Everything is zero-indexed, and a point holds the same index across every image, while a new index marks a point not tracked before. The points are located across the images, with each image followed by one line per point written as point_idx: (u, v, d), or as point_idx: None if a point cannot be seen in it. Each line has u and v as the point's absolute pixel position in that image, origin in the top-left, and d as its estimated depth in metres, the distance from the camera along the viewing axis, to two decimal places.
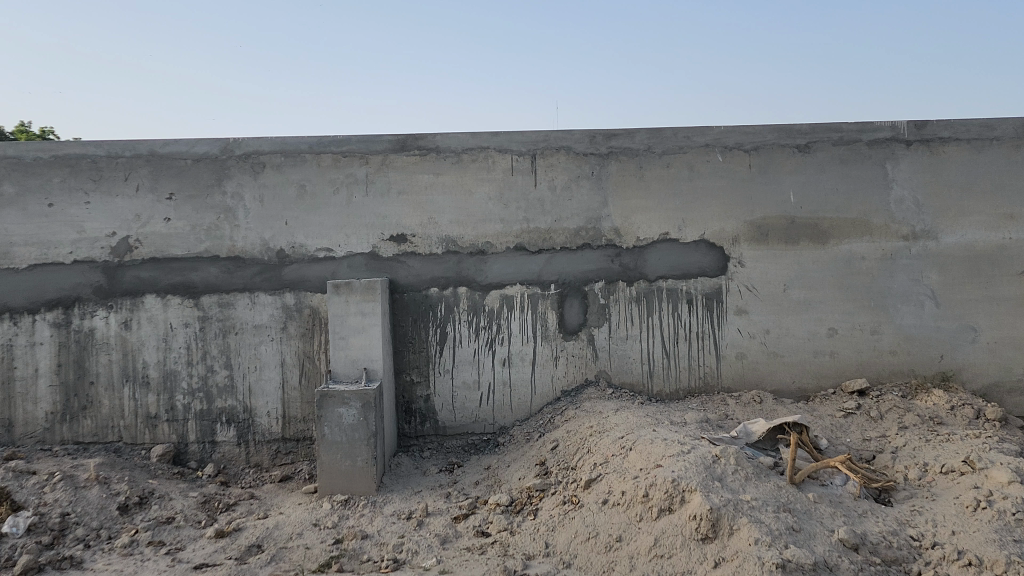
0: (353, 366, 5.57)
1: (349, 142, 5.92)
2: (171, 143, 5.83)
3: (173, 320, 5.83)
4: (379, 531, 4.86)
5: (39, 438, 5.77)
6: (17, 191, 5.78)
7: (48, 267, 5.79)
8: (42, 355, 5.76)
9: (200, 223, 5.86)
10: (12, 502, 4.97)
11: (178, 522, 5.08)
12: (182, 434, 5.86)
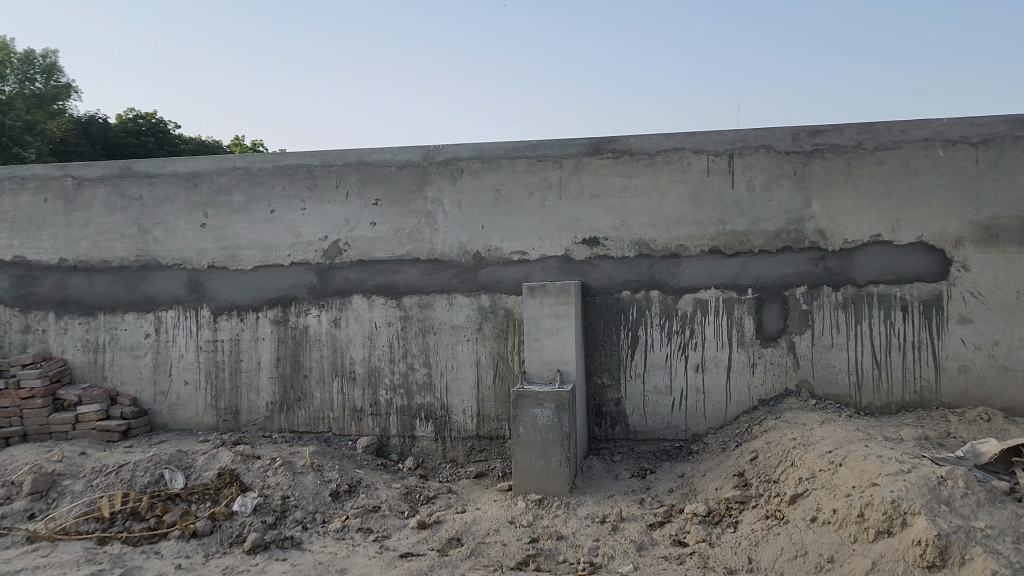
0: (546, 368, 5.62)
1: (543, 146, 5.98)
2: (378, 152, 6.16)
3: (378, 319, 6.15)
4: (574, 533, 4.88)
5: (261, 425, 6.28)
6: (244, 200, 6.31)
7: (270, 269, 6.28)
8: (264, 349, 6.26)
9: (403, 227, 6.15)
10: (241, 483, 5.44)
11: (383, 511, 5.34)
12: (385, 428, 6.17)
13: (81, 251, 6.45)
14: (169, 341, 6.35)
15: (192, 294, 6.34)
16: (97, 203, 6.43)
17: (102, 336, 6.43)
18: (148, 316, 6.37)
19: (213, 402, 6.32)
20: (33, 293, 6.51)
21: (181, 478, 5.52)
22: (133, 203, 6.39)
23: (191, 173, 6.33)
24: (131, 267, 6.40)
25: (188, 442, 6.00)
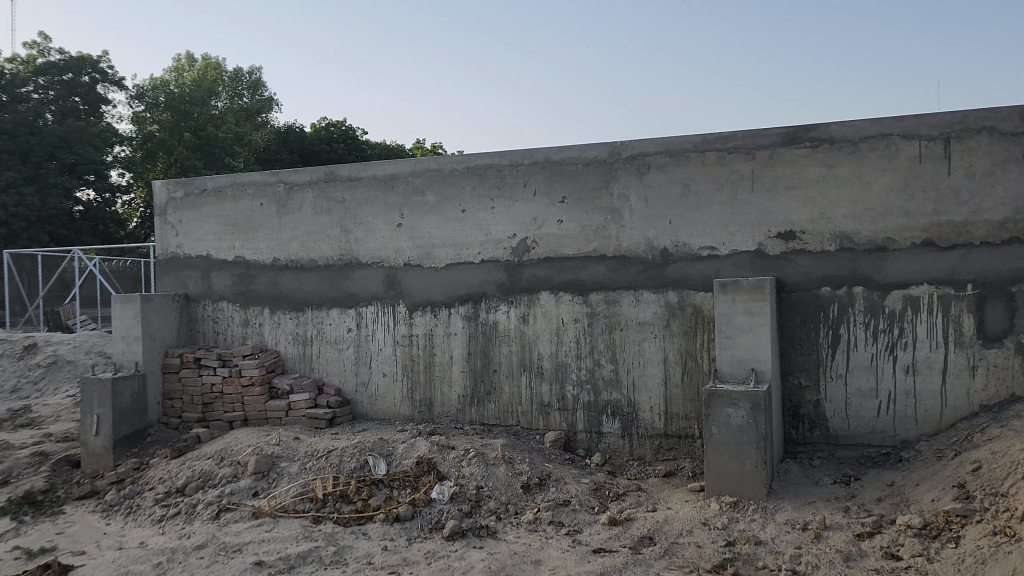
0: (740, 367, 5.43)
1: (735, 137, 5.76)
2: (565, 149, 6.18)
3: (565, 315, 6.18)
4: (773, 539, 4.69)
5: (453, 417, 6.50)
6: (436, 200, 6.53)
7: (460, 266, 6.47)
8: (456, 344, 6.48)
9: (589, 224, 6.12)
10: (437, 472, 5.67)
11: (574, 506, 5.37)
12: (572, 423, 6.18)
13: (292, 252, 6.96)
14: (369, 334, 6.71)
15: (390, 290, 6.67)
16: (306, 206, 6.92)
17: (310, 330, 6.90)
18: (350, 312, 6.77)
19: (409, 393, 6.61)
20: (252, 290, 7.11)
21: (383, 464, 5.83)
22: (338, 205, 6.81)
23: (388, 175, 6.65)
24: (335, 266, 6.83)
25: (387, 431, 6.32)
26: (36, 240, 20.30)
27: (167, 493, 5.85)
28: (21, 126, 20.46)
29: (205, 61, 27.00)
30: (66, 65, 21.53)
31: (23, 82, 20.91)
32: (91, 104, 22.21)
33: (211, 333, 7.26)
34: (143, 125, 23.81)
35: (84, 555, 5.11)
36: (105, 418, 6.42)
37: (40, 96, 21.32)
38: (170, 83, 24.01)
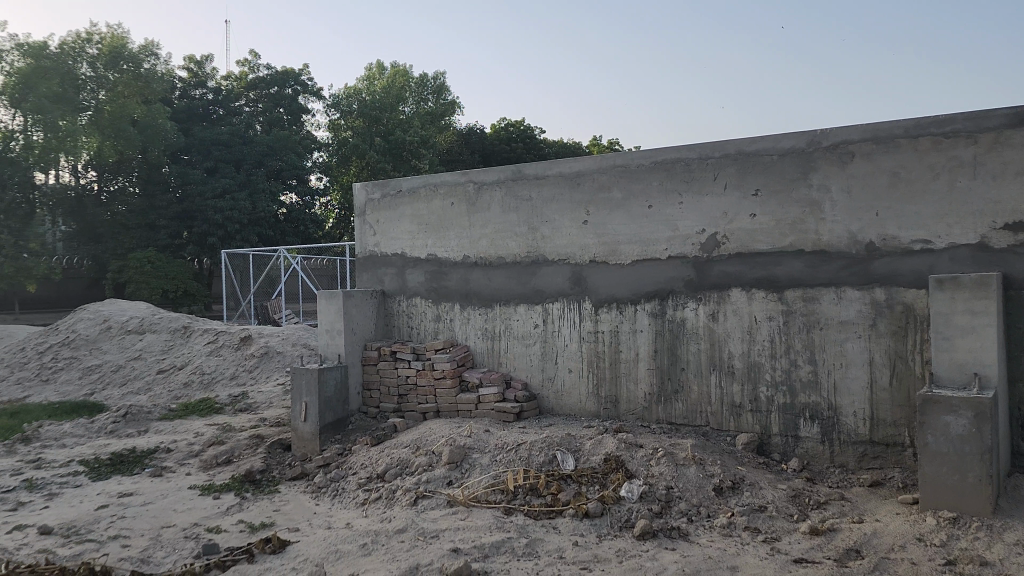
0: (960, 371, 4.97)
1: (954, 120, 5.25)
2: (759, 140, 5.91)
3: (758, 313, 5.89)
4: (1001, 561, 4.25)
5: (639, 414, 6.40)
6: (623, 196, 6.47)
7: (647, 262, 6.36)
8: (642, 341, 6.36)
9: (785, 218, 5.81)
10: (626, 470, 5.62)
11: (770, 512, 5.13)
12: (766, 426, 5.90)
13: (481, 250, 7.16)
14: (556, 330, 6.76)
15: (576, 287, 6.68)
16: (494, 205, 7.09)
17: (498, 325, 7.06)
18: (537, 308, 6.86)
19: (595, 390, 6.59)
20: (443, 286, 7.39)
21: (572, 460, 5.86)
22: (524, 203, 6.93)
23: (575, 173, 6.67)
24: (522, 263, 6.95)
25: (575, 428, 6.34)
26: (247, 239, 24.93)
27: (369, 478, 6.19)
28: (236, 138, 25.75)
29: (394, 69, 29.25)
30: (273, 80, 27.37)
31: (237, 96, 27.36)
32: (294, 113, 27.65)
33: (406, 327, 7.63)
34: (340, 131, 27.63)
35: (298, 532, 5.53)
36: (312, 405, 6.87)
37: (253, 108, 27.32)
38: (364, 93, 27.15)
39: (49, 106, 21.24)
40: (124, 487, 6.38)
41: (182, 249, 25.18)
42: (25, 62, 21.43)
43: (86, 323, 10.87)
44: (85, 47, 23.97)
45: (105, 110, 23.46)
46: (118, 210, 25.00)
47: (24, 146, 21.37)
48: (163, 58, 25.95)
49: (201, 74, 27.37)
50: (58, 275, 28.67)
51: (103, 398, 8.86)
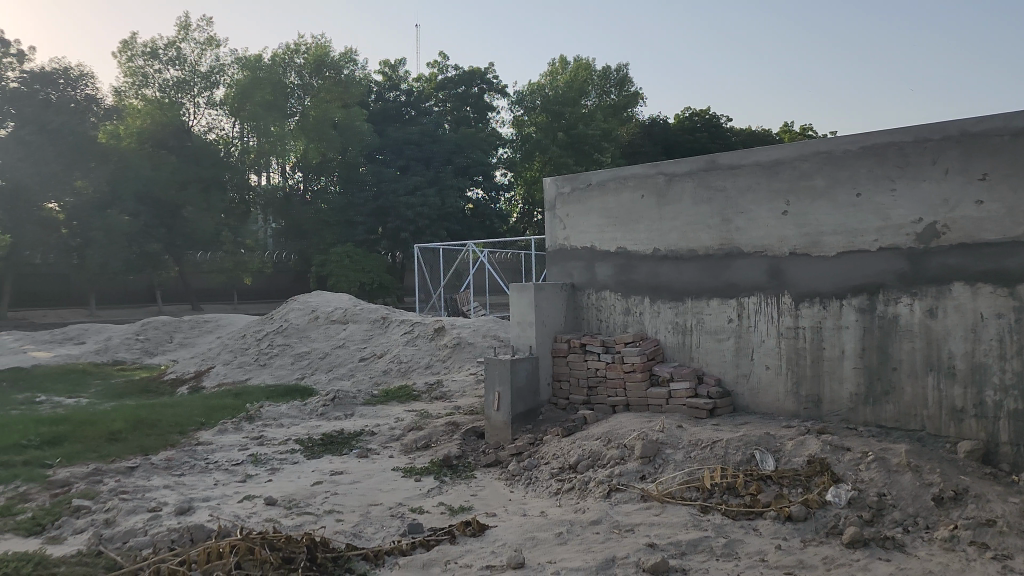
0: None
1: None
2: (986, 120, 5.39)
3: (985, 309, 5.36)
4: None
5: (844, 416, 6.03)
6: (827, 184, 6.12)
7: (855, 254, 5.98)
8: (849, 338, 5.99)
9: (1019, 205, 5.25)
10: (832, 473, 5.33)
11: (1001, 528, 4.65)
12: (993, 433, 5.34)
13: (671, 242, 7.04)
14: (751, 326, 6.52)
15: (774, 280, 6.41)
16: (686, 196, 6.94)
17: (690, 320, 6.92)
18: (730, 302, 6.65)
19: (794, 388, 6.29)
20: (632, 279, 7.35)
21: (771, 460, 5.64)
22: (718, 193, 6.73)
23: (773, 161, 6.41)
24: (715, 256, 6.76)
25: (773, 427, 6.10)
26: (437, 233, 29.27)
27: (561, 468, 6.28)
28: (426, 137, 30.31)
29: (576, 64, 32.46)
30: (460, 79, 32.28)
31: (426, 97, 32.35)
32: (479, 112, 32.56)
33: (594, 320, 7.65)
34: (524, 126, 31.71)
35: (496, 517, 5.71)
36: (504, 395, 7.08)
37: (442, 107, 32.38)
38: (548, 90, 30.83)
39: (262, 114, 29.11)
40: (335, 465, 6.89)
41: (377, 244, 30.08)
42: (245, 75, 29.29)
43: (296, 313, 11.79)
44: (292, 57, 31.60)
45: (312, 115, 29.96)
46: (319, 207, 31.00)
47: (240, 151, 30.31)
48: (361, 64, 32.06)
49: (393, 77, 33.07)
50: (271, 268, 31.78)
51: (312, 382, 9.61)
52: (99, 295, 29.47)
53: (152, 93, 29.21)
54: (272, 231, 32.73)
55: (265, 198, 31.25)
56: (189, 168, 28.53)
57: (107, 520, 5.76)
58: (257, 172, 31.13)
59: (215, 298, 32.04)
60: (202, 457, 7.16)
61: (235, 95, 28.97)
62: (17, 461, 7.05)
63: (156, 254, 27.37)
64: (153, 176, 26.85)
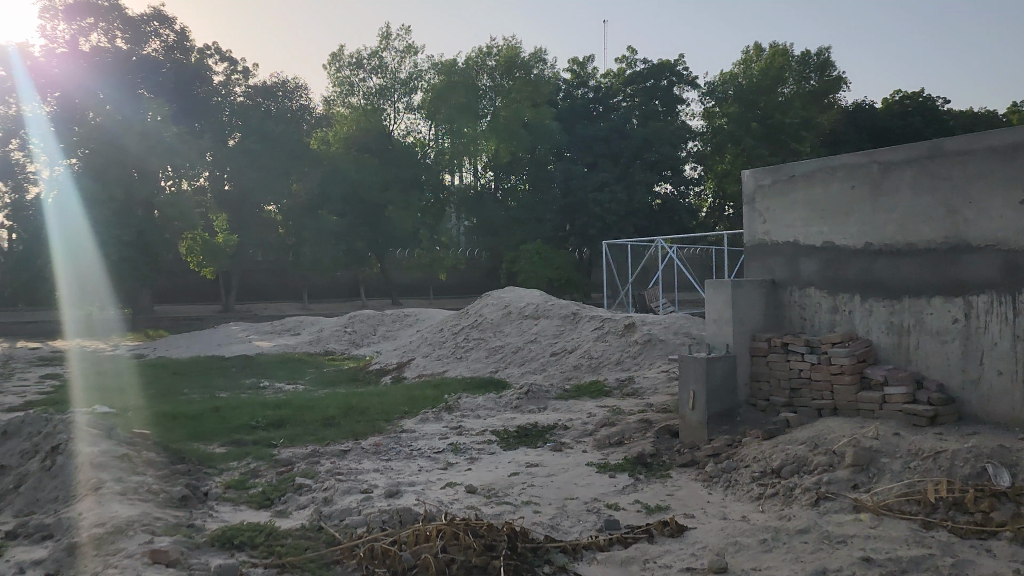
0: None
1: None
2: None
3: None
4: None
5: None
6: None
7: None
8: None
9: None
10: None
11: None
12: None
13: (887, 236, 6.56)
14: (981, 327, 5.93)
15: (1009, 277, 5.78)
16: (904, 185, 6.43)
17: (908, 319, 6.41)
18: (957, 301, 6.09)
19: None
20: (841, 276, 6.92)
21: (1008, 476, 5.10)
22: (943, 182, 6.17)
23: (1010, 146, 5.77)
24: (939, 250, 6.21)
25: (1008, 440, 5.50)
26: (625, 229, 29.51)
27: (763, 473, 6.03)
28: (614, 133, 30.81)
29: (772, 49, 31.08)
30: (650, 73, 32.09)
31: (614, 92, 32.49)
32: (668, 104, 32.22)
33: (798, 318, 7.28)
34: (714, 118, 31.92)
35: (695, 519, 5.58)
36: (700, 394, 6.91)
37: (630, 101, 32.19)
38: (741, 79, 30.17)
39: (457, 117, 30.90)
40: (530, 458, 7.03)
41: (565, 241, 30.53)
42: (442, 79, 30.87)
43: (490, 308, 12.16)
44: (485, 59, 32.70)
45: (503, 116, 31.00)
46: (509, 205, 31.90)
47: (435, 152, 31.75)
48: (550, 63, 32.81)
49: (582, 74, 33.79)
50: (463, 264, 33.05)
51: (505, 375, 9.89)
52: (312, 289, 31.88)
53: (356, 101, 31.50)
54: (463, 229, 33.84)
55: (458, 196, 32.73)
56: (390, 171, 30.32)
57: (326, 498, 6.22)
58: (451, 173, 32.80)
59: (413, 292, 33.74)
60: (407, 444, 7.56)
61: (431, 98, 30.54)
62: (248, 440, 7.80)
63: (362, 252, 29.39)
64: (361, 178, 29.18)
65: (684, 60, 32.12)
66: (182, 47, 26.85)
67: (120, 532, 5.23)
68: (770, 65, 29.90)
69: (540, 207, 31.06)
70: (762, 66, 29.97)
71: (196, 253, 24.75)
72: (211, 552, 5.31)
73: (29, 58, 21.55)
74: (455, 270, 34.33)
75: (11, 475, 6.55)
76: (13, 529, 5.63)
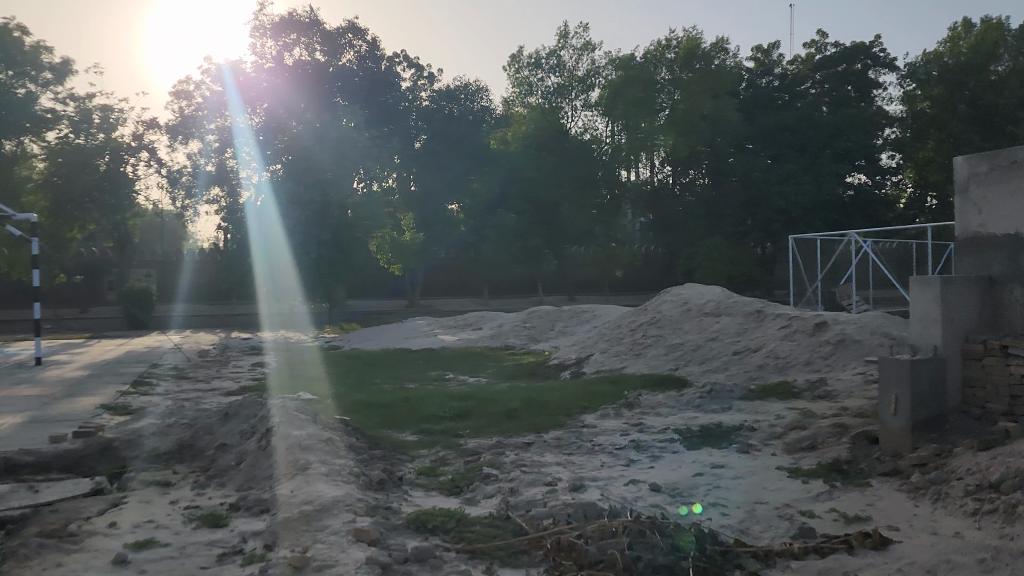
0: None
1: None
2: None
3: None
4: None
5: None
6: None
7: None
8: None
9: None
10: None
11: None
12: None
13: None
14: None
15: None
16: None
17: None
18: None
19: None
20: None
21: None
22: None
23: None
24: None
25: None
26: (813, 223, 28.56)
27: (979, 486, 5.55)
28: (802, 123, 30.14)
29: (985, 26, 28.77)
30: (841, 56, 31.12)
31: (803, 78, 31.72)
32: (862, 89, 31.13)
33: (1020, 317, 6.61)
34: (915, 102, 30.20)
35: (899, 531, 5.23)
36: (904, 399, 6.47)
37: (819, 89, 31.41)
38: (946, 59, 28.15)
39: (635, 112, 31.81)
40: (715, 459, 6.87)
41: (746, 236, 30.03)
42: (620, 74, 31.87)
43: (669, 305, 11.95)
44: (664, 52, 32.76)
45: (683, 108, 31.01)
46: (687, 200, 31.76)
47: (612, 148, 33.12)
48: (732, 52, 32.31)
49: (767, 62, 32.82)
50: (638, 261, 32.96)
51: (686, 373, 9.72)
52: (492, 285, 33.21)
53: (534, 100, 34.90)
54: (642, 225, 34.10)
55: (634, 193, 32.68)
56: (568, 168, 30.05)
57: (512, 489, 6.37)
58: (629, 168, 33.31)
59: (589, 289, 34.20)
60: (588, 439, 7.61)
61: (608, 94, 31.94)
62: (437, 430, 8.15)
63: (539, 249, 29.72)
64: (537, 174, 29.44)
65: (881, 41, 30.63)
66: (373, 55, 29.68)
67: (326, 511, 5.63)
68: (981, 44, 27.94)
69: (719, 202, 30.91)
70: (971, 44, 28.23)
71: (385, 251, 25.89)
72: (407, 534, 5.59)
73: (240, 74, 24.70)
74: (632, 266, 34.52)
75: (233, 452, 7.23)
76: (235, 502, 6.20)
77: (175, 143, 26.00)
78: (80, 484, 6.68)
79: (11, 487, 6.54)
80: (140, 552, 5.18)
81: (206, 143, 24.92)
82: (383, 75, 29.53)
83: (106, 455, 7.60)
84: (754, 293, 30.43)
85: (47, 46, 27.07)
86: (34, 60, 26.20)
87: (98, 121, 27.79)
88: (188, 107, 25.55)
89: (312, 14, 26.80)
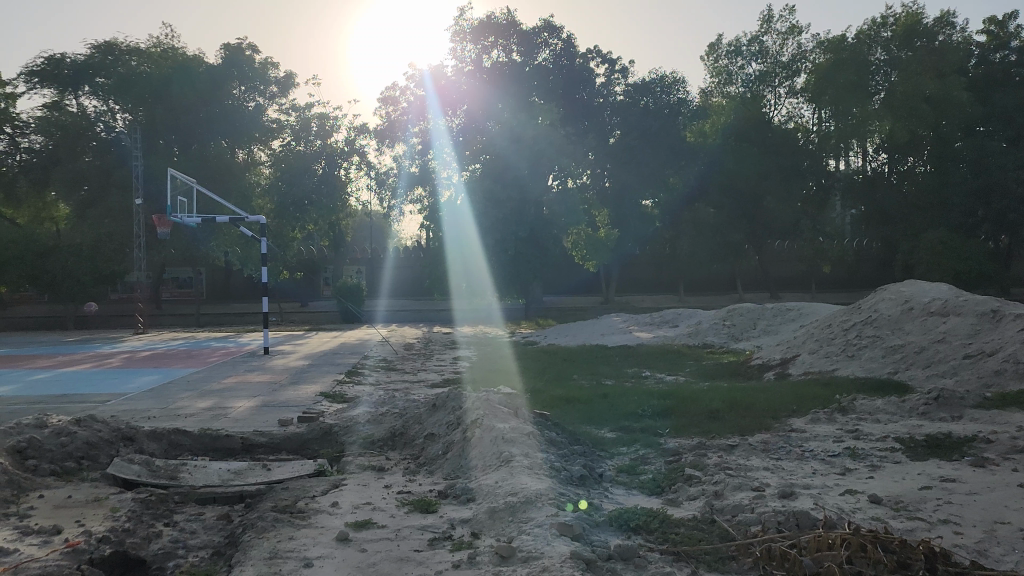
0: None
1: None
2: None
3: None
4: None
5: None
6: None
7: None
8: None
9: None
10: None
11: None
12: None
13: None
14: None
15: None
16: None
17: None
18: None
19: None
20: None
21: None
22: None
23: None
24: None
25: None
26: None
27: None
28: None
29: None
30: None
31: None
32: None
33: None
34: None
35: None
36: None
37: None
38: None
39: (846, 97, 29.74)
40: (945, 472, 6.27)
41: (978, 228, 27.97)
42: (830, 58, 30.39)
43: (888, 303, 11.09)
44: (879, 31, 30.55)
45: (901, 90, 28.56)
46: (906, 189, 29.55)
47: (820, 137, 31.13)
48: (959, 26, 29.59)
49: (1002, 34, 29.73)
50: (847, 256, 31.14)
51: (907, 378, 9.03)
52: (688, 281, 32.69)
53: (735, 87, 34.65)
54: (852, 217, 32.09)
55: (844, 183, 30.79)
56: (767, 157, 29.49)
57: (717, 492, 6.13)
58: (839, 156, 31.53)
59: (794, 285, 33.05)
60: (797, 445, 7.21)
61: (819, 80, 30.18)
62: (637, 428, 8.07)
63: (739, 245, 29.36)
64: (738, 166, 29.20)
65: None
66: (570, 53, 28.90)
67: (530, 503, 5.68)
68: None
69: (943, 188, 28.40)
70: None
71: (581, 246, 26.52)
72: (609, 532, 5.53)
73: (441, 79, 26.02)
74: (841, 262, 32.75)
75: (440, 441, 7.52)
76: (444, 489, 6.45)
77: (383, 147, 27.78)
78: (305, 465, 7.24)
79: (248, 464, 7.21)
80: (361, 531, 5.51)
81: (410, 145, 26.41)
82: (580, 71, 28.76)
83: (327, 440, 8.20)
84: (988, 290, 27.93)
85: (272, 62, 29.75)
86: (262, 75, 28.84)
87: (316, 130, 30.28)
88: (394, 112, 27.06)
89: (508, 15, 27.45)
